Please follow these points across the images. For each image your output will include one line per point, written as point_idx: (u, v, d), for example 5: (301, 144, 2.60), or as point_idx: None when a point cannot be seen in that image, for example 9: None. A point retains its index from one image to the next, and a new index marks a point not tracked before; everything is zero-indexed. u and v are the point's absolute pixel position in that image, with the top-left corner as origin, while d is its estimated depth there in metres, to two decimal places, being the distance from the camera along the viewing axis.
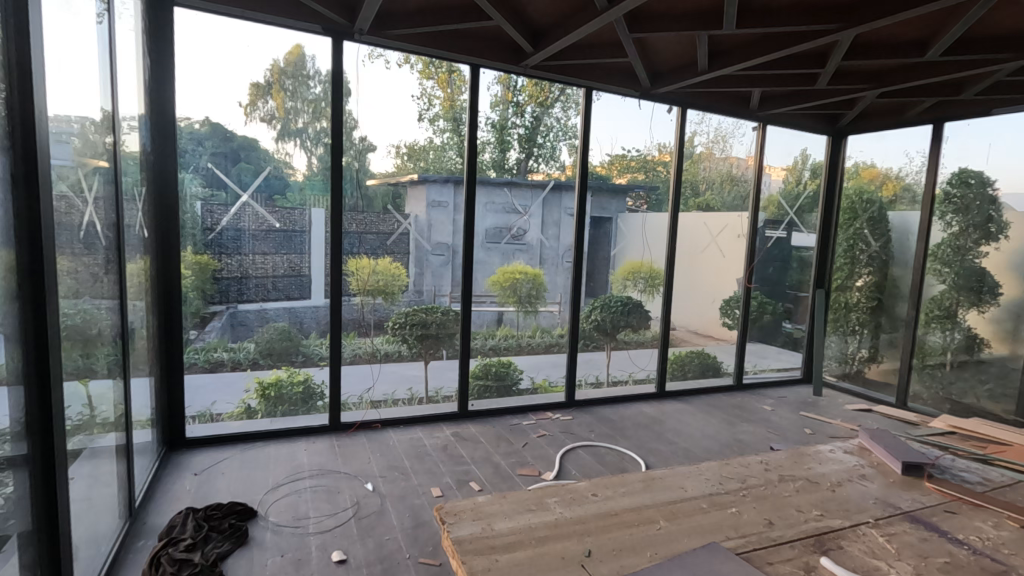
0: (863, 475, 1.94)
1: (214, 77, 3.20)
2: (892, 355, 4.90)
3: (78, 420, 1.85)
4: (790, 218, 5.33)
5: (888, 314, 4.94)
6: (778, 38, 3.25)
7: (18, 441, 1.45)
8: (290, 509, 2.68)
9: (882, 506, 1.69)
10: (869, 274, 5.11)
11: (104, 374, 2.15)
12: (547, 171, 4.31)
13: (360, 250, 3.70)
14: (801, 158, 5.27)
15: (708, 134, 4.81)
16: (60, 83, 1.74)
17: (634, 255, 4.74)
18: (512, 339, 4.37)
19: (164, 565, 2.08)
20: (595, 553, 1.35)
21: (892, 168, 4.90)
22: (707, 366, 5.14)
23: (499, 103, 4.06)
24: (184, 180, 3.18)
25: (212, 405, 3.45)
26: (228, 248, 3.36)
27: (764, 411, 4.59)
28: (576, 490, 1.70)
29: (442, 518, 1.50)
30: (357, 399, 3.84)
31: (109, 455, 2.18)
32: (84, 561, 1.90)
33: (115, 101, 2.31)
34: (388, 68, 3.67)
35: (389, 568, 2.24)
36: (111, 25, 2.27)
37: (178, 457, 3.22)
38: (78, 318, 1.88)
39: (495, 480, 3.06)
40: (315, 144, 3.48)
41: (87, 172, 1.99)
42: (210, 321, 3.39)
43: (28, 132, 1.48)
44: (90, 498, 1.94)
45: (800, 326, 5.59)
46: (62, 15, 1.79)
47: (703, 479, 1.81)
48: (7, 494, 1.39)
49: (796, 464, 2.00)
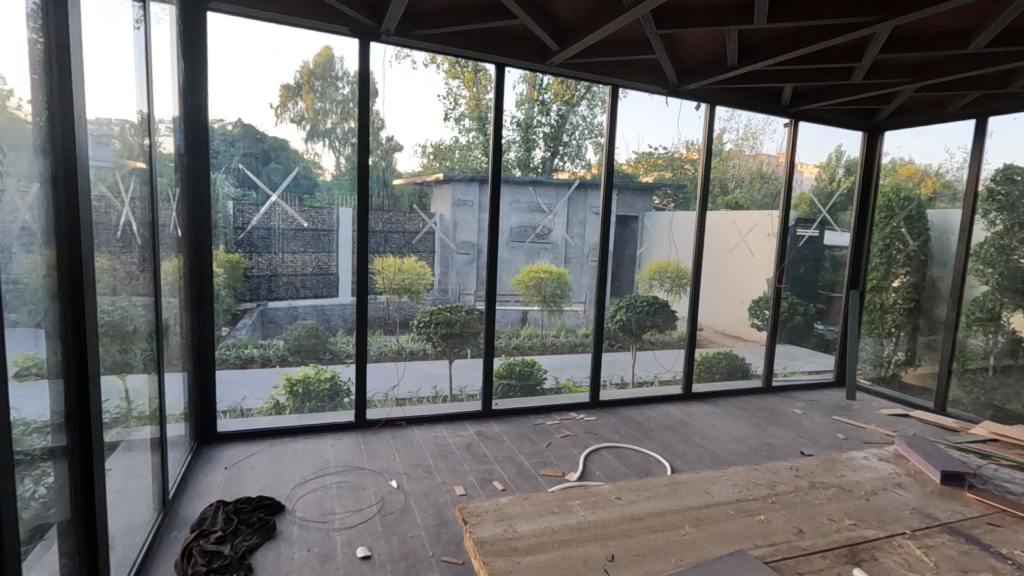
0: (899, 483, 1.87)
1: (245, 79, 3.26)
2: (930, 358, 4.74)
3: (116, 413, 1.92)
4: (823, 217, 5.18)
5: (927, 315, 4.78)
6: (812, 32, 3.15)
7: (58, 433, 1.50)
8: (317, 504, 2.72)
9: (919, 516, 1.63)
10: (906, 274, 4.94)
11: (140, 369, 2.21)
12: (573, 169, 4.27)
13: (386, 249, 3.75)
14: (836, 154, 5.13)
15: (737, 131, 4.71)
16: (99, 86, 1.80)
17: (661, 254, 4.66)
18: (537, 339, 4.38)
19: (195, 556, 2.14)
20: (618, 558, 1.33)
21: (931, 165, 4.74)
22: (735, 367, 5.03)
23: (525, 102, 4.04)
24: (216, 181, 3.26)
25: (242, 400, 3.52)
26: (258, 247, 3.44)
27: (795, 415, 4.48)
28: (600, 493, 1.68)
29: (465, 518, 1.51)
30: (382, 397, 3.88)
31: (144, 447, 2.24)
32: (120, 552, 1.95)
33: (151, 104, 2.38)
34: (414, 69, 3.69)
35: (413, 567, 2.25)
36: (147, 31, 2.33)
37: (209, 451, 3.30)
38: (116, 314, 1.94)
39: (518, 480, 3.05)
40: (343, 144, 3.52)
41: (124, 173, 2.04)
42: (240, 318, 3.46)
43: (68, 132, 1.52)
44: (126, 489, 2.01)
45: (832, 327, 5.44)
46: (101, 20, 1.85)
47: (730, 485, 1.77)
48: (49, 484, 1.44)
49: (828, 471, 1.94)
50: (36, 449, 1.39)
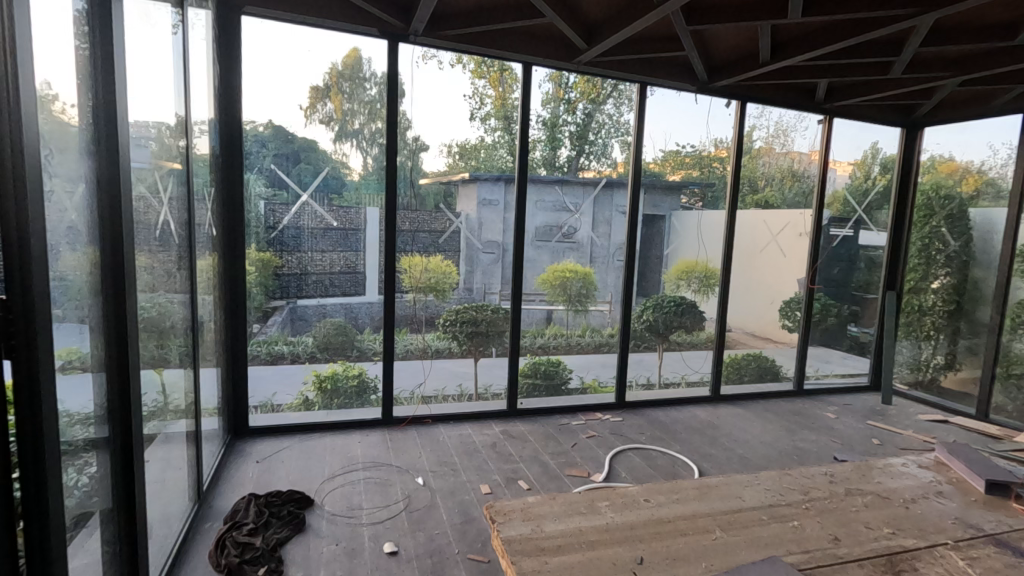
0: (941, 492, 1.80)
1: (277, 82, 3.33)
2: (972, 363, 4.57)
3: (154, 406, 1.98)
4: (858, 216, 5.04)
5: (968, 318, 4.62)
6: (850, 26, 3.06)
7: (101, 424, 1.56)
8: (345, 499, 2.76)
9: (962, 526, 1.57)
10: (946, 275, 4.78)
11: (176, 364, 2.27)
12: (599, 168, 4.23)
13: (413, 248, 3.78)
14: (872, 151, 4.98)
15: (768, 128, 4.61)
16: (140, 90, 1.86)
17: (689, 254, 4.59)
18: (562, 338, 4.35)
19: (229, 547, 2.20)
20: (647, 561, 1.32)
21: (973, 162, 4.57)
22: (765, 369, 4.93)
23: (551, 101, 4.01)
24: (249, 181, 3.32)
25: (273, 396, 3.60)
26: (289, 246, 3.52)
27: (828, 419, 4.36)
28: (628, 495, 1.67)
29: (492, 517, 1.51)
30: (409, 394, 3.91)
31: (180, 440, 2.31)
32: (158, 542, 2.02)
33: (189, 107, 2.46)
34: (440, 69, 3.71)
35: (439, 564, 2.26)
36: (184, 35, 2.40)
37: (241, 445, 3.38)
38: (154, 311, 2.00)
39: (544, 480, 3.04)
40: (370, 145, 3.57)
41: (162, 174, 2.11)
42: (271, 316, 3.54)
43: (112, 136, 1.58)
44: (164, 480, 2.08)
45: (867, 330, 5.29)
46: (143, 28, 1.92)
47: (761, 489, 1.74)
48: (91, 473, 1.49)
49: (864, 477, 1.89)
50: (79, 439, 1.43)
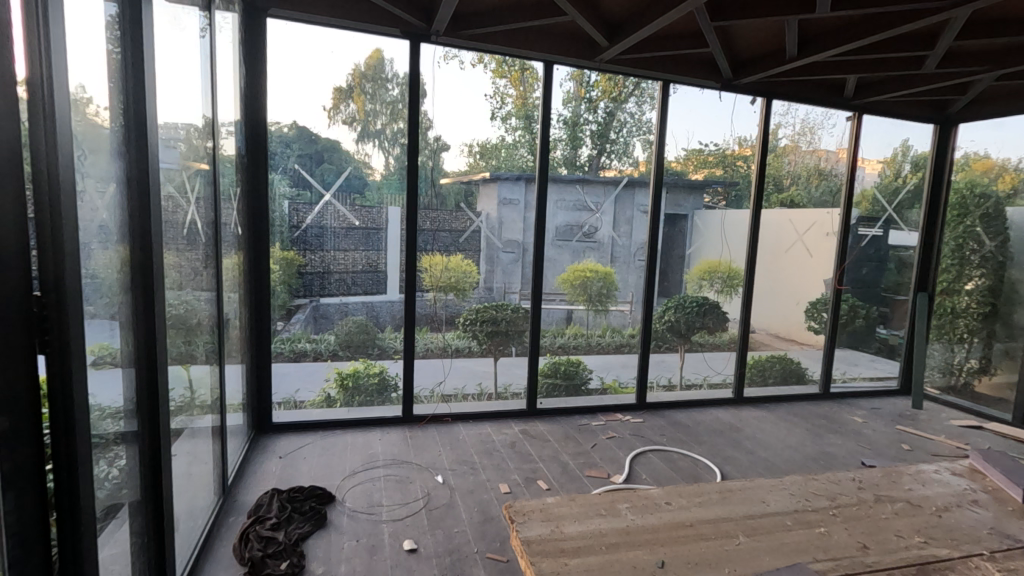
0: (976, 501, 1.74)
1: (301, 83, 3.37)
2: (1008, 367, 4.42)
3: (180, 401, 2.02)
4: (888, 215, 4.91)
5: (1004, 322, 4.46)
6: (880, 20, 2.98)
7: (130, 418, 1.59)
8: (365, 496, 2.79)
9: (999, 537, 1.51)
10: (981, 276, 4.62)
11: (202, 360, 2.32)
12: (620, 167, 4.19)
13: (433, 247, 3.82)
14: (902, 149, 4.84)
15: (794, 125, 4.52)
16: (169, 93, 1.90)
17: (711, 254, 4.52)
18: (582, 339, 4.32)
19: (252, 541, 2.25)
20: (669, 565, 1.30)
21: (1010, 159, 4.40)
22: (790, 372, 4.85)
23: (572, 100, 3.98)
24: (273, 181, 3.38)
25: (296, 392, 3.65)
26: (312, 244, 3.56)
27: (856, 423, 4.26)
28: (649, 497, 1.65)
29: (511, 517, 1.50)
30: (428, 393, 3.95)
31: (205, 435, 2.36)
32: (184, 534, 2.06)
33: (215, 108, 2.50)
34: (462, 69, 3.72)
35: (458, 562, 2.27)
36: (212, 38, 2.45)
37: (265, 440, 3.44)
38: (181, 308, 2.04)
39: (564, 480, 3.03)
40: (392, 145, 3.60)
41: (190, 174, 2.15)
42: (294, 314, 3.59)
43: (141, 140, 1.61)
44: (190, 473, 2.12)
45: (896, 332, 5.15)
46: (172, 32, 1.96)
47: (787, 494, 1.70)
48: (121, 466, 1.53)
49: (894, 484, 1.83)
50: (111, 432, 1.47)
